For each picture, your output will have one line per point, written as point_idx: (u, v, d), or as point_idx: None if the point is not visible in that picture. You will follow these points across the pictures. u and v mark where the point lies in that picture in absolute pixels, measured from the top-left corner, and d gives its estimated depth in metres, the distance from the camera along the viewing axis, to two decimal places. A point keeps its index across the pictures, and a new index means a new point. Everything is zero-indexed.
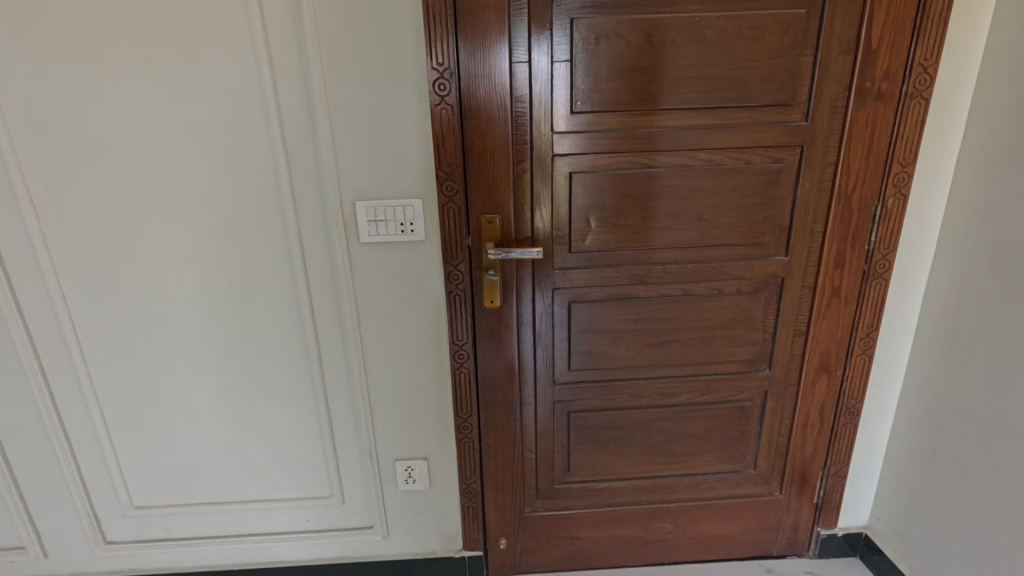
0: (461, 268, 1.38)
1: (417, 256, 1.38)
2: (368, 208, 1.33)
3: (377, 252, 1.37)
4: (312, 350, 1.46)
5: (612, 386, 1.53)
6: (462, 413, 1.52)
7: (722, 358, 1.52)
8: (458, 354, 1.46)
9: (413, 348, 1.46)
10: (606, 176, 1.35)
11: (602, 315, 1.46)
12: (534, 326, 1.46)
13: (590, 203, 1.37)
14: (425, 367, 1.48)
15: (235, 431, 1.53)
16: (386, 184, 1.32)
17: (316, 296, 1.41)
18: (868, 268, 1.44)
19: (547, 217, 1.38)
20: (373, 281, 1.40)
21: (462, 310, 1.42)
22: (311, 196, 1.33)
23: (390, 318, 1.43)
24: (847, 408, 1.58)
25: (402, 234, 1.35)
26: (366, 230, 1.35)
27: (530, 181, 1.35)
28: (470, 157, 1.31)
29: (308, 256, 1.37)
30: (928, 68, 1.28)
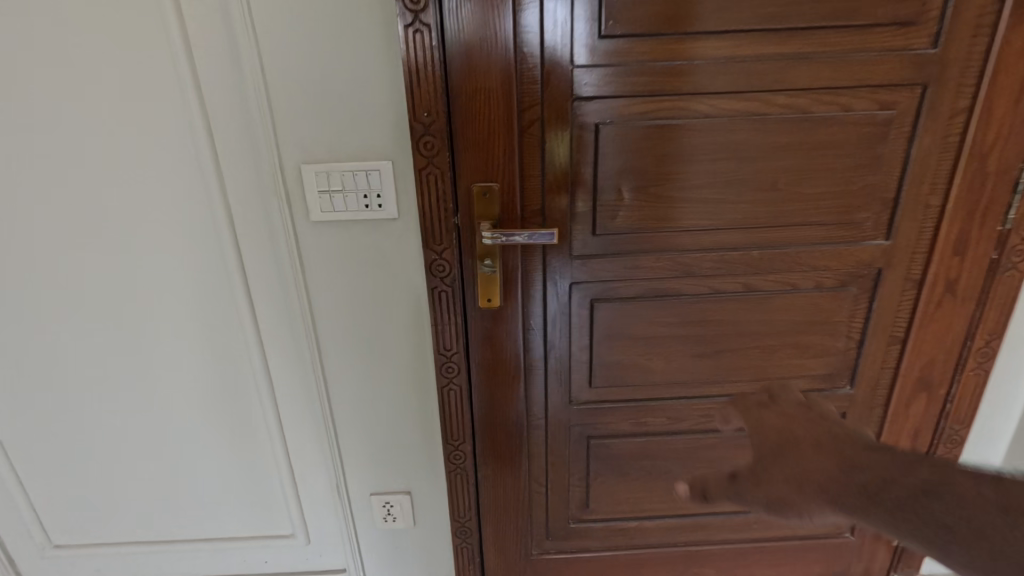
0: (447, 256, 1.01)
1: (388, 240, 1.03)
2: (318, 174, 0.97)
3: (333, 234, 1.02)
4: (258, 359, 1.13)
5: (644, 408, 1.19)
6: (453, 441, 1.19)
7: (791, 373, 1.16)
8: (446, 368, 1.12)
9: (388, 358, 1.13)
10: (645, 129, 0.97)
11: (636, 318, 1.10)
12: (544, 331, 1.11)
13: (622, 167, 1.00)
14: (404, 381, 1.16)
15: (170, 458, 1.23)
16: (342, 141, 0.96)
17: (259, 293, 1.07)
18: (997, 257, 1.06)
19: (563, 187, 1.00)
20: (332, 272, 1.06)
21: (449, 311, 1.06)
22: (241, 159, 0.97)
23: (356, 319, 1.10)
24: (951, 436, 1.22)
25: (366, 210, 0.99)
26: (316, 205, 0.99)
27: (541, 136, 0.97)
28: (458, 103, 0.93)
29: (243, 239, 1.03)
30: None
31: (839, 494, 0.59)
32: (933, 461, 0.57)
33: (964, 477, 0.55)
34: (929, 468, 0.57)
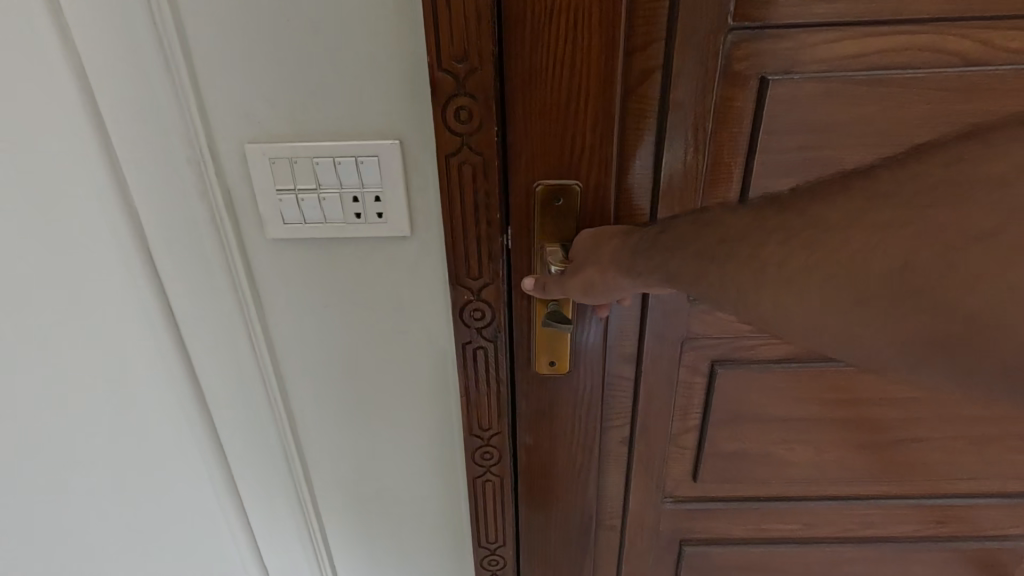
0: (487, 297, 0.61)
1: (397, 272, 0.62)
2: (270, 161, 0.56)
3: (308, 260, 0.61)
4: (204, 456, 0.72)
5: (768, 509, 0.81)
6: (487, 545, 0.79)
7: (1000, 469, 0.77)
8: (481, 454, 0.72)
9: (396, 442, 0.74)
10: (859, 86, 0.53)
11: (776, 391, 0.71)
12: (634, 404, 0.72)
13: (803, 156, 0.55)
14: (420, 470, 0.76)
15: None
16: (313, 105, 0.54)
17: (195, 360, 0.65)
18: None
19: (693, 185, 0.57)
20: (299, 316, 0.64)
21: (489, 377, 0.66)
22: (138, 139, 0.54)
23: (348, 389, 0.69)
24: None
25: (358, 223, 0.58)
26: (274, 215, 0.58)
27: (663, 99, 0.54)
28: (518, 36, 0.51)
29: (158, 274, 0.60)
30: None
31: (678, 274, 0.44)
32: (755, 207, 0.40)
33: (769, 215, 0.38)
34: (737, 219, 0.40)
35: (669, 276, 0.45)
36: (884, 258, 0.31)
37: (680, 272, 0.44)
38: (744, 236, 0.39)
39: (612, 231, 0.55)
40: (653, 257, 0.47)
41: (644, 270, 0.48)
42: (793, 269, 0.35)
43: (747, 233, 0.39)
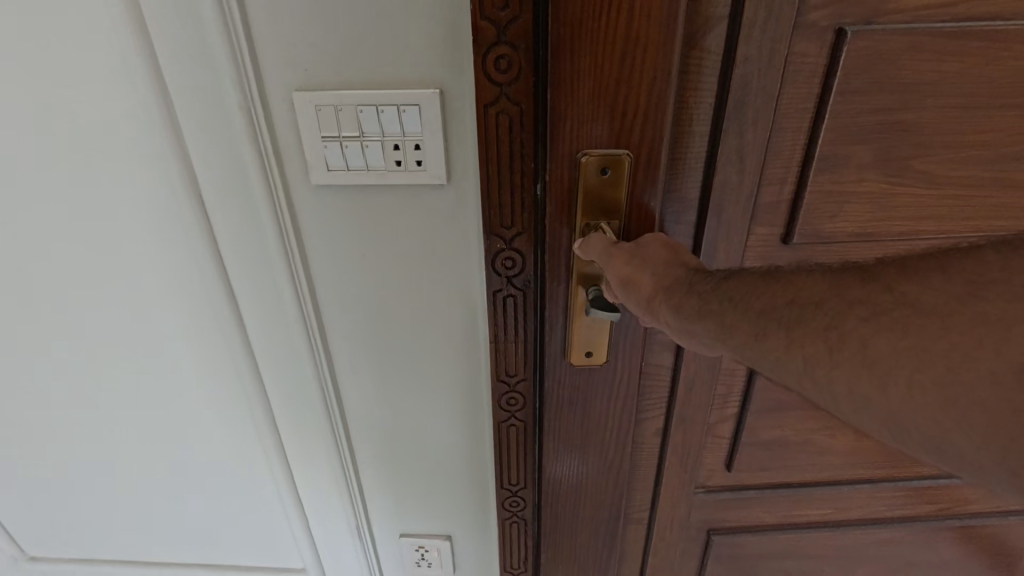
0: (520, 246, 0.55)
1: (427, 223, 0.57)
2: (311, 104, 0.50)
3: (349, 211, 0.56)
4: (250, 394, 0.71)
5: (801, 496, 0.78)
6: (508, 486, 0.74)
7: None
8: (506, 400, 0.66)
9: (423, 401, 0.70)
10: (949, 40, 0.47)
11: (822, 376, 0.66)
12: (672, 385, 0.67)
13: (879, 120, 0.50)
14: (445, 429, 0.73)
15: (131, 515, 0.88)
16: (358, 45, 0.48)
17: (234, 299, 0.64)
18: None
19: (752, 155, 0.52)
20: (337, 266, 0.60)
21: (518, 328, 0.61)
22: (177, 69, 0.49)
23: (384, 338, 0.65)
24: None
25: (397, 170, 0.53)
26: (319, 160, 0.53)
27: (726, 53, 0.48)
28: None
29: (205, 211, 0.57)
30: None
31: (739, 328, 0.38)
32: (829, 271, 0.37)
33: (849, 285, 0.35)
34: (807, 280, 0.37)
35: (727, 328, 0.39)
36: (993, 356, 0.28)
37: (738, 330, 0.39)
38: (813, 298, 0.36)
39: (648, 246, 0.48)
40: (709, 302, 0.41)
41: (693, 315, 0.42)
42: (884, 350, 0.31)
43: (815, 295, 0.36)
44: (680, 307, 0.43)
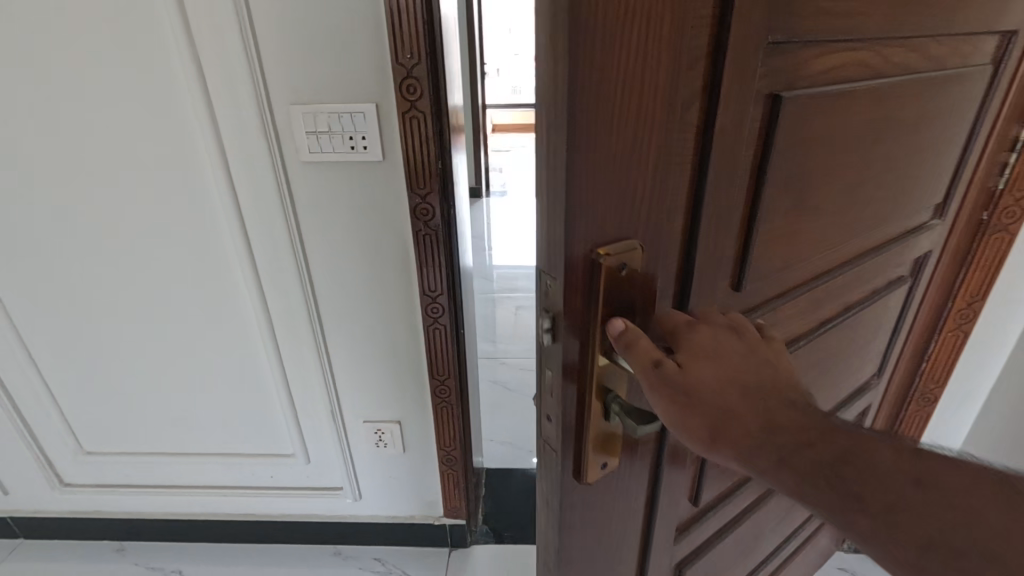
0: (431, 200, 1.04)
1: (373, 182, 1.03)
2: (307, 114, 0.97)
3: (324, 174, 1.03)
4: (249, 292, 1.16)
5: (729, 494, 0.83)
6: (438, 377, 1.24)
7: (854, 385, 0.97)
8: (431, 308, 1.15)
9: (377, 292, 1.15)
10: (827, 104, 0.56)
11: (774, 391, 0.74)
12: (662, 454, 0.62)
13: (792, 170, 0.58)
14: (392, 311, 1.17)
15: (191, 393, 1.32)
16: (328, 82, 0.95)
17: (252, 239, 1.10)
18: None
19: (720, 220, 0.54)
20: (319, 206, 1.06)
21: (433, 252, 1.09)
22: (228, 114, 0.98)
23: (345, 255, 1.11)
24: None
25: (352, 151, 1.00)
26: (304, 147, 1.00)
27: (704, 144, 0.48)
28: (435, 63, 0.93)
29: (234, 185, 1.04)
30: None
31: (819, 492, 0.42)
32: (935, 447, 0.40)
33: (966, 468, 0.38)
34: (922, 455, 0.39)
35: (812, 485, 0.42)
36: None
37: (827, 494, 0.41)
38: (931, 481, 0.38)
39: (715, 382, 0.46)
40: (793, 453, 0.43)
41: (769, 460, 0.44)
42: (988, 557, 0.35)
43: (934, 477, 0.38)
44: (753, 456, 0.45)
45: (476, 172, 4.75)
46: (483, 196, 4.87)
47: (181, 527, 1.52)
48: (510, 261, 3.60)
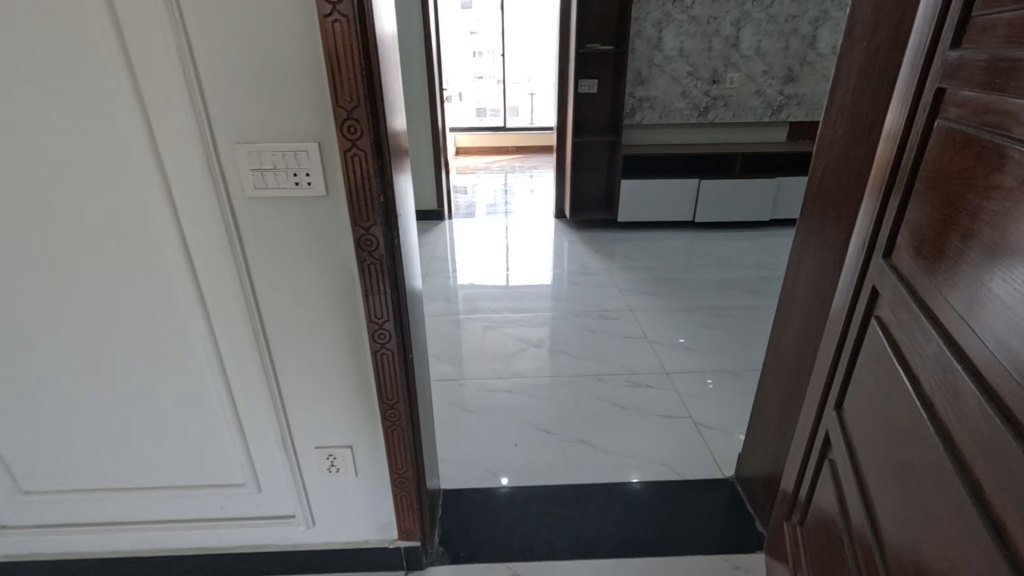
0: (374, 232, 1.09)
1: (320, 215, 1.08)
2: (252, 154, 1.01)
3: (268, 209, 1.07)
4: (197, 324, 1.18)
5: None
6: (387, 402, 1.28)
7: (853, 410, 1.00)
8: (377, 335, 1.20)
9: (326, 320, 1.20)
10: None
11: (933, 460, 0.73)
12: None
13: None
14: (340, 339, 1.22)
15: (139, 427, 1.31)
16: (271, 123, 1.00)
17: (200, 274, 1.12)
18: (847, 232, 1.21)
19: None
20: (265, 240, 1.11)
21: (379, 280, 1.14)
22: (174, 157, 1.02)
23: (292, 285, 1.16)
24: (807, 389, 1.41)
25: (297, 187, 1.05)
26: (249, 183, 1.04)
27: None
28: (375, 106, 1.00)
29: (181, 224, 1.07)
30: (882, 34, 1.10)
31: None
32: None
33: None
34: None
35: None
36: None
37: None
38: None
39: None
40: None
41: None
42: None
43: None
44: None
45: (438, 194, 4.81)
46: (445, 217, 4.92)
47: (125, 564, 1.49)
48: (470, 281, 3.64)
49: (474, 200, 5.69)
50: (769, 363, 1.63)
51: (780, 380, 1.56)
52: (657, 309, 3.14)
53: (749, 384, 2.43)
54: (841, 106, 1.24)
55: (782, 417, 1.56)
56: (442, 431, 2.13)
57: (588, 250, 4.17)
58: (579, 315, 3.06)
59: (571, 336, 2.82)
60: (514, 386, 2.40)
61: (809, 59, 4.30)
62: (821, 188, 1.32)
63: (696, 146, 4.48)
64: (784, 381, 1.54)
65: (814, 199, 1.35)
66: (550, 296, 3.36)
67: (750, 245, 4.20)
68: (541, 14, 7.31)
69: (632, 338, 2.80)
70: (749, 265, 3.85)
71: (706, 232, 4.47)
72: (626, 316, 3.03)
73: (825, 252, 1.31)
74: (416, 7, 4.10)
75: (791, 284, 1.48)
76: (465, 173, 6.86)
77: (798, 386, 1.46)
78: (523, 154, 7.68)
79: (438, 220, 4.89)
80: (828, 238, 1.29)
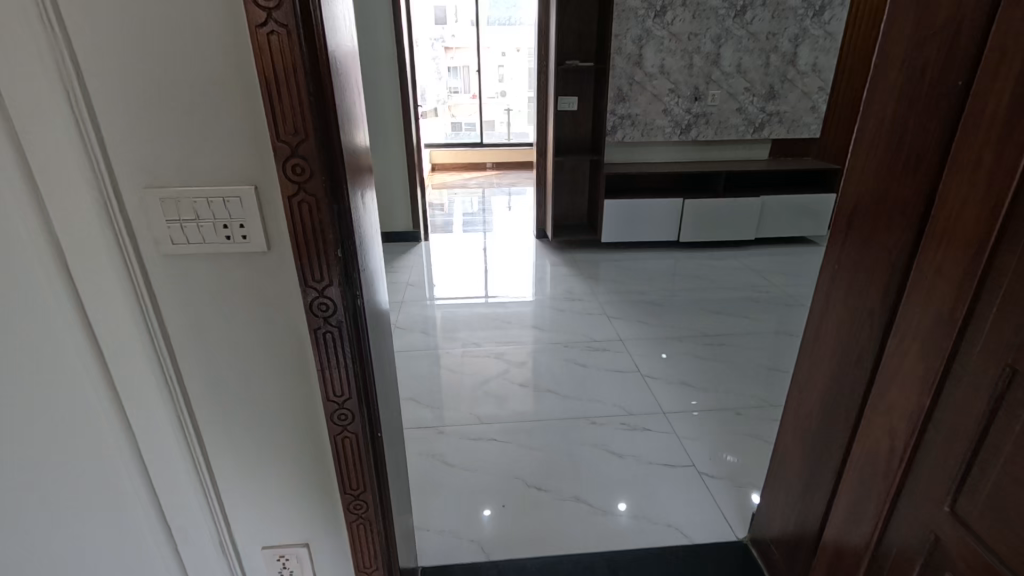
0: (330, 294, 0.86)
1: (262, 275, 0.86)
2: (168, 202, 0.79)
3: (191, 269, 0.85)
4: (105, 410, 0.94)
5: None
6: (351, 493, 1.04)
7: (977, 505, 0.81)
8: (337, 416, 0.97)
9: (274, 401, 0.97)
10: None
11: None
12: None
13: None
14: (290, 422, 0.99)
15: (38, 534, 1.05)
16: (191, 163, 0.78)
17: (104, 352, 0.88)
18: (888, 282, 1.04)
19: None
20: (191, 308, 0.88)
21: (337, 353, 0.91)
22: (61, 210, 0.78)
23: (229, 360, 0.93)
24: (838, 455, 1.23)
25: (228, 242, 0.82)
26: (165, 238, 0.82)
27: None
28: (326, 140, 0.78)
29: (77, 291, 0.84)
30: (918, 59, 0.95)
31: None
32: None
33: None
34: None
35: None
36: None
37: None
38: None
39: None
40: None
41: None
42: None
43: None
44: None
45: (413, 215, 4.58)
46: (421, 238, 4.70)
47: None
48: (450, 309, 3.41)
49: (451, 218, 5.48)
50: (788, 418, 1.45)
51: (803, 439, 1.38)
52: (647, 339, 2.97)
53: (750, 423, 2.26)
54: (871, 134, 1.07)
55: (805, 481, 1.38)
56: (419, 491, 1.90)
57: (571, 272, 4.00)
58: (566, 347, 2.87)
59: (558, 372, 2.62)
60: (499, 433, 2.18)
61: (789, 77, 4.25)
62: (849, 228, 1.15)
63: (679, 165, 4.37)
64: (807, 441, 1.36)
65: (841, 240, 1.18)
66: (535, 325, 3.16)
67: (737, 266, 4.08)
68: (516, 30, 7.20)
69: (623, 372, 2.62)
70: (738, 287, 3.73)
71: (691, 252, 4.35)
72: (616, 347, 2.86)
73: (855, 301, 1.14)
74: (387, 21, 3.91)
75: (814, 332, 1.31)
76: (442, 190, 6.65)
77: (825, 449, 1.28)
78: (500, 170, 7.52)
79: (414, 242, 4.67)
80: (860, 285, 1.12)
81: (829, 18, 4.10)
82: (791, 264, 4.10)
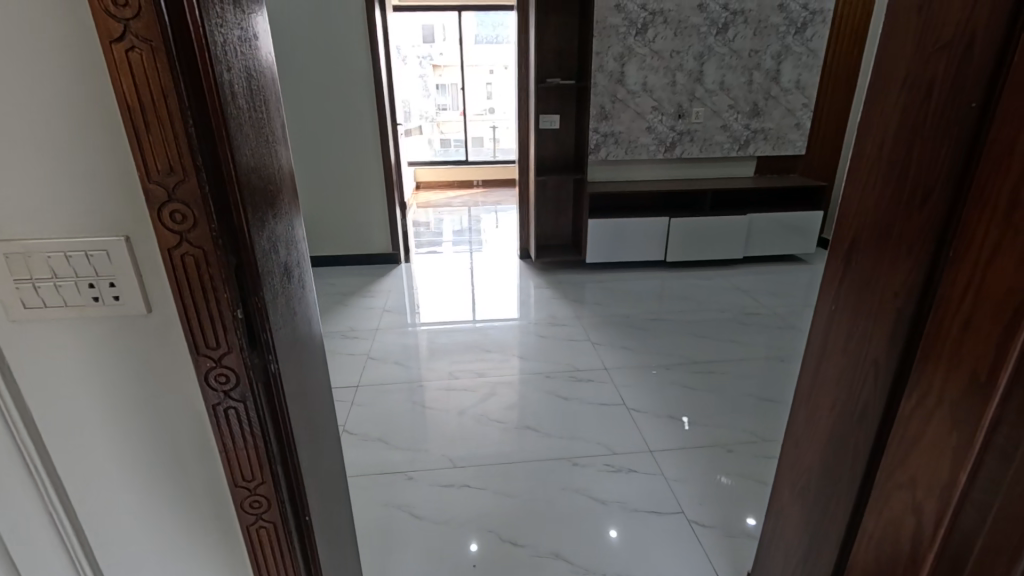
0: (229, 363, 0.71)
1: (144, 342, 0.71)
2: (13, 257, 0.64)
3: (52, 338, 0.69)
4: None
5: None
6: None
7: None
8: (249, 502, 0.80)
9: (171, 486, 0.81)
10: None
11: None
12: None
13: None
14: (191, 508, 0.83)
15: None
16: (42, 210, 0.63)
17: None
18: (896, 330, 0.90)
19: None
20: (57, 383, 0.72)
21: (242, 431, 0.75)
22: None
23: (111, 441, 0.76)
24: (842, 522, 1.08)
25: (96, 305, 0.68)
26: (16, 301, 0.66)
27: None
28: (215, 179, 0.63)
29: None
30: (920, 77, 0.82)
31: None
32: None
33: None
34: None
35: None
36: None
37: None
38: None
39: None
40: None
41: None
42: None
43: None
44: None
45: (392, 236, 4.43)
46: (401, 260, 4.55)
47: None
48: (428, 336, 3.24)
49: (435, 238, 5.34)
50: (786, 473, 1.30)
51: (803, 497, 1.23)
52: (634, 367, 2.82)
53: (742, 460, 2.11)
54: (868, 161, 0.95)
55: (806, 544, 1.22)
56: (383, 548, 1.72)
57: (555, 295, 3.86)
58: (548, 378, 2.71)
59: (539, 406, 2.46)
60: (472, 478, 2.01)
61: (773, 94, 4.20)
62: (848, 265, 1.02)
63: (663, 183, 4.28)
64: (808, 502, 1.21)
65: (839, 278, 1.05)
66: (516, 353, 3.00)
67: (726, 286, 3.97)
68: (502, 48, 7.16)
69: (608, 405, 2.46)
70: (727, 308, 3.61)
71: (678, 272, 4.24)
72: (601, 377, 2.71)
73: (857, 348, 1.00)
74: (362, 39, 3.80)
75: (811, 378, 1.17)
76: (426, 208, 6.52)
77: (827, 514, 1.13)
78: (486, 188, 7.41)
79: (394, 263, 4.51)
80: (862, 330, 0.98)
81: (811, 35, 4.06)
82: (779, 283, 3.99)
